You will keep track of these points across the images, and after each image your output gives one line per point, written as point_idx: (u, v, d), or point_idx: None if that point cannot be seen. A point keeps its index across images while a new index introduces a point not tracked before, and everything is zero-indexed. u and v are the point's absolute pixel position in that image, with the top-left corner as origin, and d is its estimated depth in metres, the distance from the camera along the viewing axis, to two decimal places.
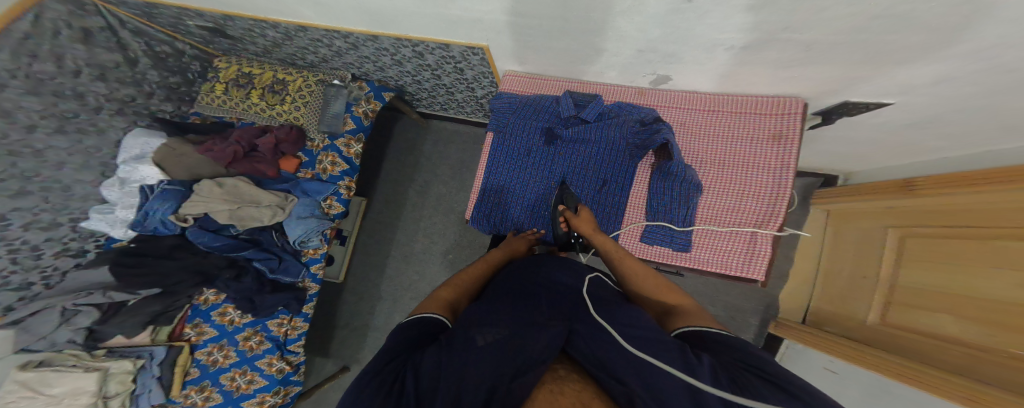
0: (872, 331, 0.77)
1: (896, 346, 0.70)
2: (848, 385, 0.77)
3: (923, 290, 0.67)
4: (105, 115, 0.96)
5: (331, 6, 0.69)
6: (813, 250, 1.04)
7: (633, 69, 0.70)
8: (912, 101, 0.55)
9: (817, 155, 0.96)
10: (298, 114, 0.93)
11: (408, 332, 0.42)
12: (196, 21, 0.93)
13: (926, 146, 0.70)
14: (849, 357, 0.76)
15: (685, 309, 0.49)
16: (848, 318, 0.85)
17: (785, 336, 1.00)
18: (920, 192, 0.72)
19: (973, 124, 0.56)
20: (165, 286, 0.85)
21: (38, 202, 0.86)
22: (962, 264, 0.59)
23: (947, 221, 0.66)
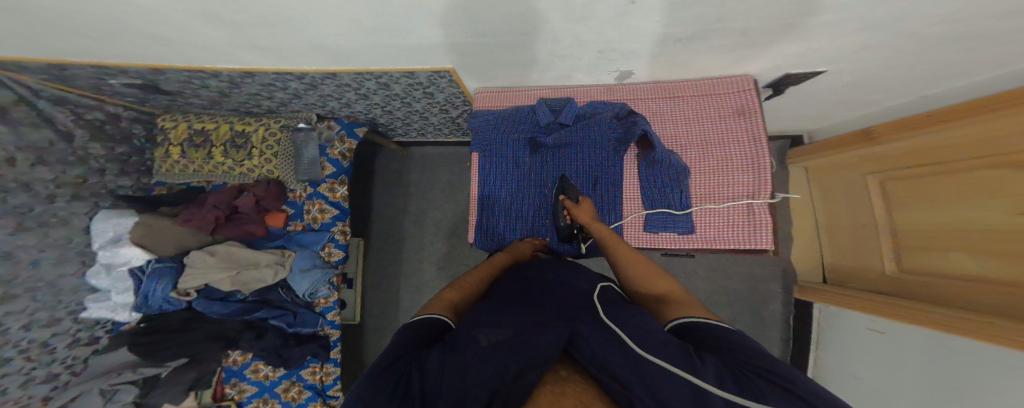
0: (898, 280, 0.83)
1: (922, 293, 0.77)
2: (894, 343, 0.79)
3: (924, 227, 0.75)
4: (61, 203, 0.91)
5: (280, 47, 0.69)
6: (808, 208, 1.14)
7: (597, 68, 0.71)
8: (845, 65, 0.61)
9: (782, 121, 1.02)
10: (272, 165, 1.00)
11: (417, 331, 0.43)
12: (123, 80, 0.86)
13: (867, 97, 0.78)
14: (876, 310, 0.83)
15: (675, 296, 0.48)
16: (869, 270, 0.92)
17: (815, 300, 1.05)
18: (879, 140, 0.82)
19: (908, 68, 0.62)
20: (192, 355, 0.89)
21: (29, 302, 0.85)
22: (948, 200, 0.69)
23: (920, 162, 0.75)
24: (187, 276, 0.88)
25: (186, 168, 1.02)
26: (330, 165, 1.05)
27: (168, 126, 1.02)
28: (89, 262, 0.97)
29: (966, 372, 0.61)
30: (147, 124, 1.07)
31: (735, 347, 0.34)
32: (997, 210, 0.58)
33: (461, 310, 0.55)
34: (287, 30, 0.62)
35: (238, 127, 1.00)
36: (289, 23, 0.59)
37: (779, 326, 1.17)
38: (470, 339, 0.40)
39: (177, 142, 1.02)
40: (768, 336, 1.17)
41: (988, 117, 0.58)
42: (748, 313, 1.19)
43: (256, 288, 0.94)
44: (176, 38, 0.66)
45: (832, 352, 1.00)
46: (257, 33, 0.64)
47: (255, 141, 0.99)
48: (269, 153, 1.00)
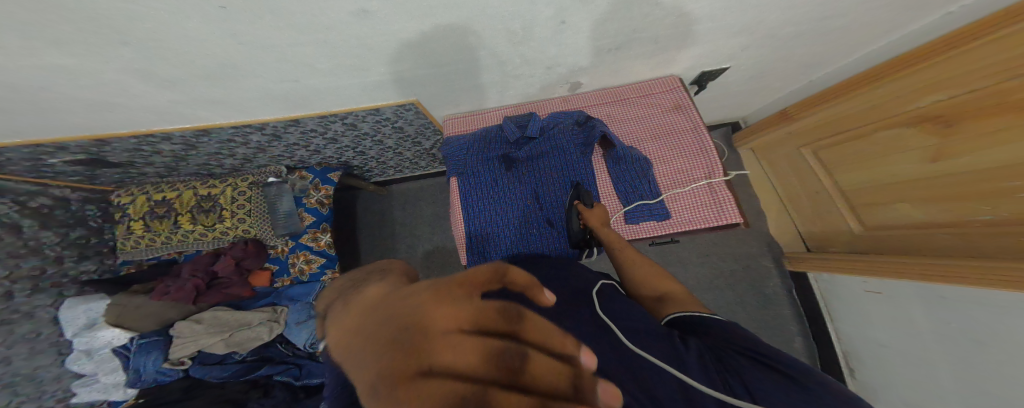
0: (860, 239, 0.91)
1: (885, 248, 0.86)
2: (894, 301, 0.81)
3: (866, 187, 0.85)
4: (19, 297, 0.86)
5: (231, 100, 0.68)
6: (767, 183, 1.21)
7: (549, 83, 0.77)
8: (769, 35, 0.66)
9: (720, 111, 1.14)
10: (248, 224, 1.00)
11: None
12: (63, 158, 0.81)
13: (799, 68, 0.85)
14: (861, 271, 0.88)
15: (674, 295, 0.52)
16: (835, 232, 0.99)
17: (807, 269, 1.06)
18: (802, 115, 0.95)
19: (822, 32, 0.68)
20: None
21: (9, 397, 0.83)
22: (876, 157, 0.80)
23: (843, 128, 0.86)
24: (178, 346, 0.90)
25: (152, 241, 1.00)
26: (308, 214, 1.06)
27: (126, 201, 1.01)
28: (66, 350, 0.93)
29: (988, 321, 0.62)
30: (100, 203, 1.02)
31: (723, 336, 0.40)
32: (916, 161, 0.72)
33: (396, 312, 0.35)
34: (235, 81, 0.60)
35: (204, 191, 1.01)
36: (237, 74, 0.58)
37: (789, 303, 1.14)
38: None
39: (139, 216, 1.00)
40: (782, 313, 1.14)
41: (932, 65, 0.66)
42: (752, 292, 1.16)
43: (253, 346, 0.95)
44: (115, 100, 0.62)
45: (845, 322, 0.99)
46: (199, 87, 0.61)
47: (225, 203, 1.00)
48: (240, 213, 1.00)
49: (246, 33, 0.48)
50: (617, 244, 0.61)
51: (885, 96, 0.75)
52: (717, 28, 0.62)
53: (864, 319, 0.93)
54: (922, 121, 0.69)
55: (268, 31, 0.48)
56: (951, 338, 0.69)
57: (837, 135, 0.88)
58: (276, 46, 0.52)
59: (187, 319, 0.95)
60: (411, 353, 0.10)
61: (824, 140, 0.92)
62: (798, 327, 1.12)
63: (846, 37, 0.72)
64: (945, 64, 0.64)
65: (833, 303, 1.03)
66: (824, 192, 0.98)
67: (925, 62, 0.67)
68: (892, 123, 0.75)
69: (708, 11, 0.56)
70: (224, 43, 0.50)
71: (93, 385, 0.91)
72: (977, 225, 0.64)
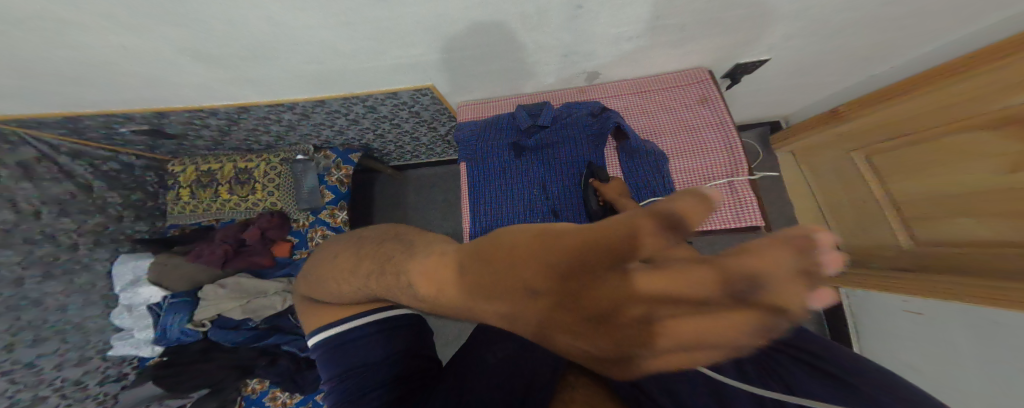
0: (910, 257, 0.80)
1: (935, 267, 0.75)
2: (937, 323, 0.70)
3: (924, 197, 0.75)
4: (82, 249, 0.98)
5: (265, 80, 0.73)
6: (806, 191, 1.10)
7: (566, 72, 0.75)
8: (819, 20, 0.60)
9: (755, 110, 1.05)
10: (275, 197, 1.07)
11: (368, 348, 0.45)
12: (130, 127, 0.92)
13: (849, 59, 0.76)
14: (907, 289, 0.77)
15: None
16: (879, 248, 0.89)
17: (837, 283, 0.98)
18: (851, 116, 0.87)
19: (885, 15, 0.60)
20: (213, 384, 0.94)
21: (58, 344, 0.93)
22: (942, 159, 0.70)
23: (907, 127, 0.77)
24: (202, 308, 0.99)
25: (194, 209, 1.11)
26: (329, 191, 1.11)
27: (178, 170, 1.12)
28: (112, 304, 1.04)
29: None
30: (158, 170, 1.13)
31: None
32: (989, 166, 0.61)
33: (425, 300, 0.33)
34: (268, 61, 0.66)
35: (241, 164, 1.10)
36: (269, 55, 0.63)
37: (817, 326, 1.04)
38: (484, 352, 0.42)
39: (187, 184, 1.11)
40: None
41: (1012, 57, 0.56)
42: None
43: (266, 315, 1.02)
44: (169, 76, 0.69)
45: (874, 341, 0.89)
46: (235, 65, 0.67)
47: (258, 176, 1.08)
48: (270, 186, 1.08)
49: (276, 14, 0.51)
50: (636, 215, 0.58)
51: (965, 95, 0.65)
52: (754, 13, 0.57)
53: (894, 342, 0.83)
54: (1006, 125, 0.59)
55: (293, 14, 0.52)
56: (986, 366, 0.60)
57: (901, 139, 0.78)
58: (302, 27, 0.55)
59: (214, 283, 1.03)
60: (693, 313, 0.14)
61: (884, 142, 0.82)
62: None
63: (908, 28, 0.64)
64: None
65: (863, 321, 0.93)
66: (874, 203, 0.87)
67: (1006, 54, 0.57)
68: (970, 122, 0.64)
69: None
70: (255, 23, 0.54)
71: (128, 339, 1.01)
72: None
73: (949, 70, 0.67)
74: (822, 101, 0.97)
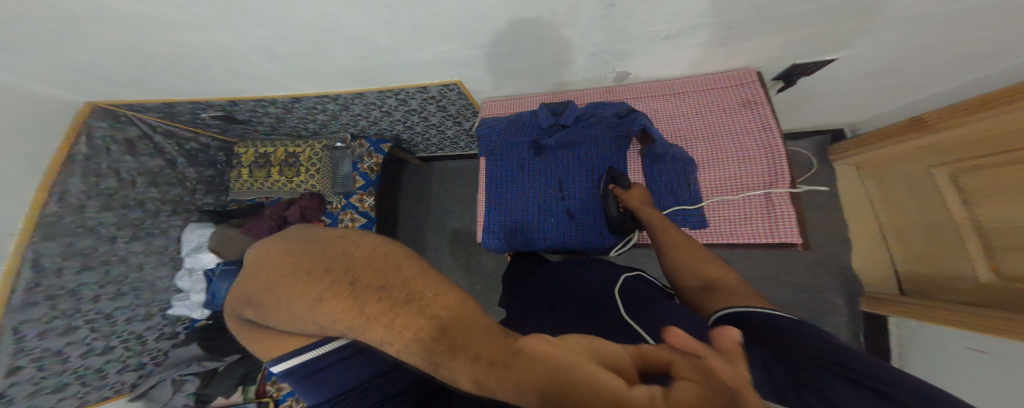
0: (987, 291, 0.68)
1: (1007, 304, 0.63)
2: (1006, 367, 0.60)
3: (1007, 222, 0.63)
4: (163, 215, 1.16)
5: (315, 74, 0.81)
6: (866, 210, 0.97)
7: (594, 71, 0.73)
8: (904, 16, 0.51)
9: (820, 112, 0.94)
10: (315, 181, 1.19)
11: (362, 366, 0.31)
12: (209, 113, 1.07)
13: (936, 61, 0.65)
14: (977, 326, 0.65)
15: (726, 283, 0.44)
16: (949, 279, 0.76)
17: (886, 313, 0.86)
18: (934, 127, 0.74)
19: (991, 13, 0.50)
20: (242, 352, 1.12)
21: (132, 300, 1.08)
22: None
23: (1000, 138, 0.64)
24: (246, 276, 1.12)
25: (251, 186, 1.26)
26: (360, 178, 1.18)
27: (243, 152, 1.28)
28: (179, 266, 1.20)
29: None
30: (227, 151, 1.31)
31: (798, 342, 0.31)
32: None
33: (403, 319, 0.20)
34: (319, 57, 0.73)
35: (292, 149, 1.23)
36: (320, 51, 0.70)
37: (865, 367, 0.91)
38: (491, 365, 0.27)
39: (247, 164, 1.27)
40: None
41: None
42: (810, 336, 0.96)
43: None
44: (240, 70, 0.80)
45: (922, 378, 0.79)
46: (292, 61, 0.75)
47: (304, 160, 1.20)
48: (312, 171, 1.20)
49: (328, 15, 0.57)
50: (662, 227, 0.55)
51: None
52: (811, 11, 0.51)
53: (946, 377, 0.72)
54: None
55: (341, 13, 0.57)
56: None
57: (989, 155, 0.66)
58: (350, 27, 0.61)
59: None
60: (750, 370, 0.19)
61: (973, 160, 0.69)
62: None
63: (1021, 29, 0.53)
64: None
65: (914, 353, 0.83)
66: (949, 229, 0.75)
67: None
68: None
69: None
70: (309, 22, 0.60)
71: (183, 301, 1.18)
72: None
73: None
74: (905, 109, 0.84)
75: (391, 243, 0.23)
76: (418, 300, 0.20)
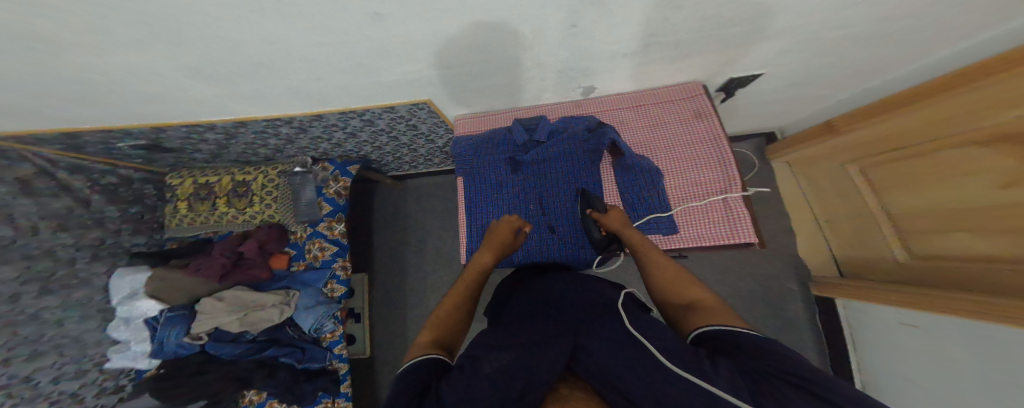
0: (907, 269, 0.82)
1: (933, 280, 0.77)
2: (938, 339, 0.72)
3: (918, 209, 0.77)
4: (81, 263, 0.98)
5: (263, 95, 0.74)
6: (801, 201, 1.12)
7: (562, 87, 0.76)
8: (818, 37, 0.60)
9: (752, 120, 1.07)
10: (273, 209, 1.07)
11: (419, 371, 0.38)
12: (128, 143, 0.92)
13: (842, 74, 0.77)
14: (903, 302, 0.78)
15: (705, 304, 0.42)
16: (877, 260, 0.91)
17: (830, 294, 1.00)
18: (841, 128, 0.89)
19: (880, 34, 0.60)
20: (210, 398, 0.92)
21: (55, 358, 0.89)
22: (935, 174, 0.72)
23: (900, 142, 0.78)
24: (198, 321, 0.96)
25: (194, 221, 1.11)
26: (327, 204, 1.12)
27: (176, 183, 1.13)
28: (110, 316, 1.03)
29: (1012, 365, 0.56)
30: (157, 183, 1.16)
31: (759, 352, 0.30)
32: (977, 186, 0.63)
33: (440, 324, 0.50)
34: (268, 79, 0.66)
35: (240, 177, 1.10)
36: (269, 73, 0.64)
37: (810, 330, 1.06)
38: (473, 366, 0.37)
39: (185, 197, 1.12)
40: (802, 340, 1.06)
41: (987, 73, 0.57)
42: (771, 316, 1.09)
43: (264, 327, 1.01)
44: (168, 94, 0.69)
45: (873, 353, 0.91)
46: (235, 83, 0.67)
47: (256, 188, 1.09)
48: (269, 198, 1.08)
49: (275, 36, 0.52)
50: (643, 248, 0.56)
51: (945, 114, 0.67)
52: (745, 32, 0.58)
53: (895, 353, 0.84)
54: (993, 142, 0.60)
55: (296, 35, 0.52)
56: (980, 380, 0.62)
57: (890, 153, 0.81)
58: (302, 47, 0.56)
59: (211, 295, 1.02)
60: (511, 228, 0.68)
61: (878, 156, 0.84)
62: (819, 359, 1.04)
63: (900, 45, 0.65)
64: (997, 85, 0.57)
65: (862, 333, 0.95)
66: (869, 215, 0.89)
67: (978, 70, 0.59)
68: (956, 140, 0.66)
69: (736, 16, 0.53)
70: (255, 44, 0.54)
71: (126, 352, 0.99)
72: None
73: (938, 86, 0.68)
74: (821, 112, 0.98)
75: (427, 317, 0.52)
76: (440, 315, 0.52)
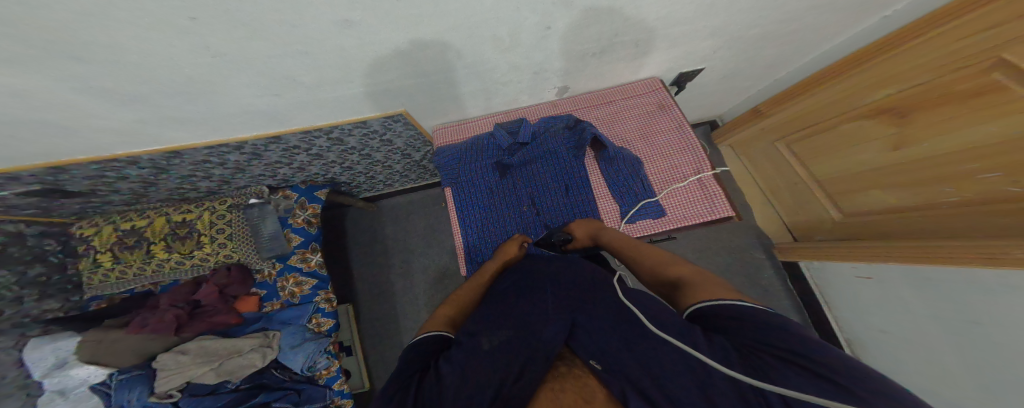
0: (841, 225, 0.99)
1: (862, 233, 0.93)
2: (885, 282, 0.87)
3: (838, 176, 0.93)
4: None
5: (204, 118, 0.64)
6: (749, 177, 1.29)
7: (538, 89, 0.78)
8: (754, 31, 0.69)
9: (700, 110, 1.20)
10: (229, 249, 0.95)
11: (422, 347, 0.46)
12: (16, 190, 0.74)
13: (772, 63, 0.89)
14: (852, 256, 0.94)
15: (685, 279, 0.47)
16: (817, 221, 1.07)
17: (795, 258, 1.15)
18: (769, 114, 1.05)
19: (797, 27, 0.71)
20: None
21: None
22: (839, 145, 0.88)
23: (810, 122, 0.94)
24: (162, 379, 0.84)
25: (124, 274, 0.93)
26: (295, 235, 1.01)
27: (89, 233, 0.93)
28: (36, 391, 0.82)
29: (971, 305, 0.69)
30: (60, 236, 0.92)
31: (755, 328, 0.32)
32: (873, 152, 0.80)
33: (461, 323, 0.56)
34: (207, 97, 0.58)
35: (178, 216, 0.95)
36: (209, 92, 0.56)
37: (783, 291, 1.22)
38: (471, 343, 0.43)
39: (106, 248, 0.93)
40: (782, 305, 1.20)
41: (880, 59, 0.72)
42: (749, 284, 1.23)
43: (247, 374, 0.90)
44: (76, 122, 0.57)
45: (840, 306, 1.06)
46: (167, 105, 0.58)
47: (202, 228, 0.95)
48: (221, 237, 0.95)
49: (219, 46, 0.45)
50: (620, 244, 0.61)
51: (835, 96, 0.84)
52: (691, 30, 0.64)
53: (859, 304, 0.99)
54: (878, 114, 0.76)
55: (242, 45, 0.46)
56: (945, 319, 0.74)
57: (803, 131, 0.97)
58: (254, 59, 0.50)
59: (170, 350, 0.90)
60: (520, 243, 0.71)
61: (796, 133, 0.99)
62: (798, 317, 1.19)
63: (809, 36, 0.77)
64: (878, 66, 0.73)
65: (827, 289, 1.10)
66: (803, 184, 1.06)
67: (876, 52, 0.73)
68: (847, 114, 0.83)
69: (686, 15, 0.59)
70: (193, 57, 0.47)
71: None
72: (947, 207, 0.70)
73: (833, 73, 0.83)
74: (751, 98, 1.14)
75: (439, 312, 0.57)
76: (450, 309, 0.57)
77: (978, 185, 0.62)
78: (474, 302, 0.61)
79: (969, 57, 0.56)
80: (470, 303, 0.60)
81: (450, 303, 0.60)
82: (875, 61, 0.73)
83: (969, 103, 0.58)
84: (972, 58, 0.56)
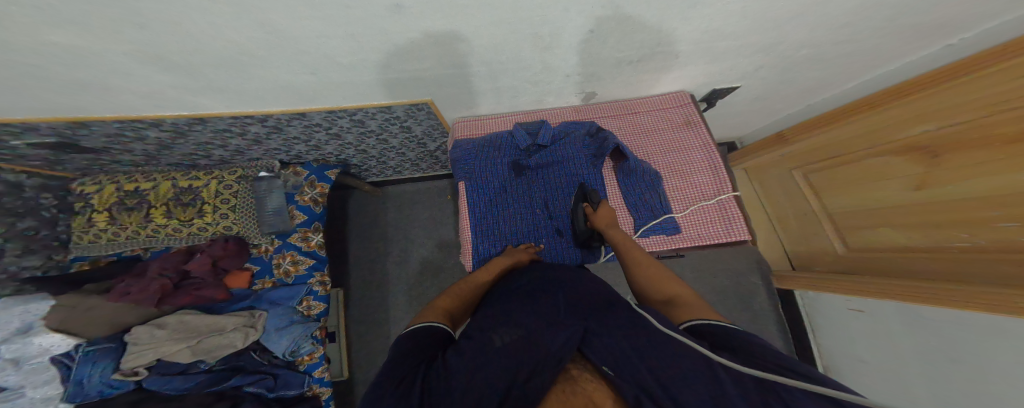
0: (846, 258, 0.98)
1: (870, 269, 0.91)
2: (877, 319, 0.86)
3: (851, 210, 0.93)
4: None
5: (241, 90, 0.66)
6: (757, 204, 1.29)
7: (565, 91, 0.80)
8: (790, 52, 0.71)
9: (720, 129, 1.22)
10: (231, 220, 0.92)
11: (422, 336, 0.44)
12: (29, 140, 0.73)
13: (796, 88, 0.92)
14: (850, 291, 0.91)
15: (683, 299, 0.47)
16: (821, 253, 1.06)
17: (791, 286, 1.14)
18: (790, 140, 1.06)
19: (833, 51, 0.73)
20: None
21: None
22: (861, 178, 0.89)
23: (838, 153, 0.94)
24: (132, 354, 0.79)
25: (116, 235, 0.90)
26: (300, 212, 1.01)
27: (90, 190, 0.90)
28: None
29: (950, 340, 0.69)
30: (60, 191, 0.90)
31: (759, 349, 0.32)
32: (894, 188, 0.81)
33: (457, 316, 0.54)
34: (245, 70, 0.59)
35: (184, 182, 0.94)
36: (247, 64, 0.57)
37: (774, 317, 1.21)
38: (483, 337, 0.41)
39: (103, 208, 0.90)
40: (771, 332, 1.20)
41: (921, 92, 0.72)
42: (741, 308, 1.23)
43: (224, 354, 0.85)
44: (113, 83, 0.58)
45: (827, 337, 1.05)
46: (209, 74, 0.59)
47: (207, 196, 0.92)
48: (223, 207, 0.93)
49: (276, 22, 0.47)
50: (626, 247, 0.60)
51: (863, 129, 0.86)
52: (731, 46, 0.66)
53: (847, 338, 0.97)
54: (909, 151, 0.77)
55: (297, 23, 0.47)
56: (928, 357, 0.73)
57: (826, 162, 0.98)
58: (303, 38, 0.51)
59: (146, 323, 0.85)
60: (526, 245, 0.72)
61: (815, 165, 1.02)
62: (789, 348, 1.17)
63: (837, 64, 0.80)
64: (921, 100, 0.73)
65: (816, 317, 1.09)
66: (812, 214, 1.06)
67: (914, 87, 0.74)
68: (877, 147, 0.84)
69: (731, 30, 0.60)
70: (245, 30, 0.48)
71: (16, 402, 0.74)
72: (958, 250, 0.70)
73: (871, 101, 0.84)
74: (780, 122, 1.16)
75: (438, 301, 0.55)
76: (453, 299, 0.56)
77: (994, 233, 0.63)
78: (474, 300, 0.60)
79: (1007, 103, 0.57)
80: (469, 299, 0.58)
81: (445, 292, 0.58)
82: (919, 94, 0.72)
83: (1000, 147, 0.59)
84: (1013, 101, 0.56)
